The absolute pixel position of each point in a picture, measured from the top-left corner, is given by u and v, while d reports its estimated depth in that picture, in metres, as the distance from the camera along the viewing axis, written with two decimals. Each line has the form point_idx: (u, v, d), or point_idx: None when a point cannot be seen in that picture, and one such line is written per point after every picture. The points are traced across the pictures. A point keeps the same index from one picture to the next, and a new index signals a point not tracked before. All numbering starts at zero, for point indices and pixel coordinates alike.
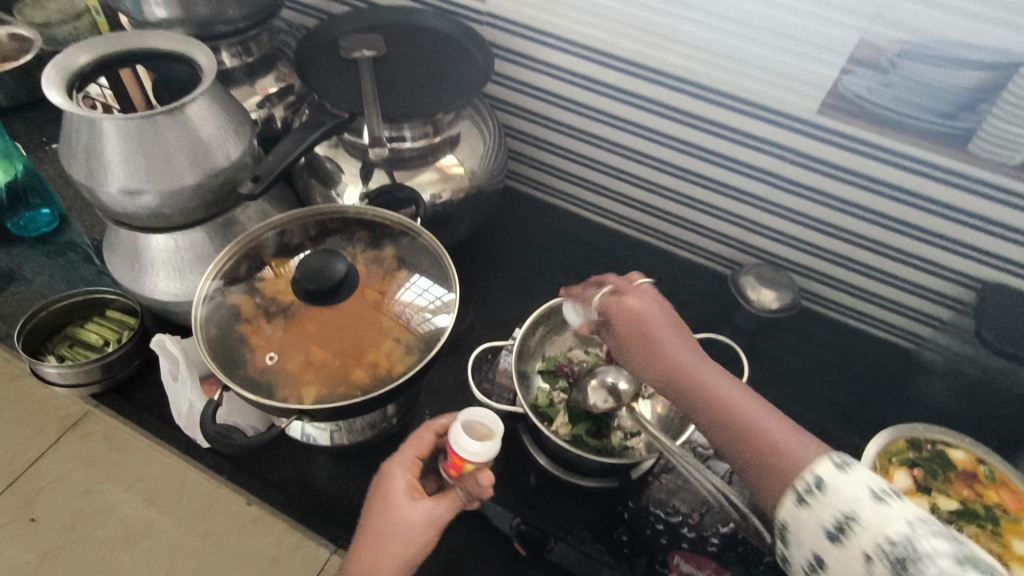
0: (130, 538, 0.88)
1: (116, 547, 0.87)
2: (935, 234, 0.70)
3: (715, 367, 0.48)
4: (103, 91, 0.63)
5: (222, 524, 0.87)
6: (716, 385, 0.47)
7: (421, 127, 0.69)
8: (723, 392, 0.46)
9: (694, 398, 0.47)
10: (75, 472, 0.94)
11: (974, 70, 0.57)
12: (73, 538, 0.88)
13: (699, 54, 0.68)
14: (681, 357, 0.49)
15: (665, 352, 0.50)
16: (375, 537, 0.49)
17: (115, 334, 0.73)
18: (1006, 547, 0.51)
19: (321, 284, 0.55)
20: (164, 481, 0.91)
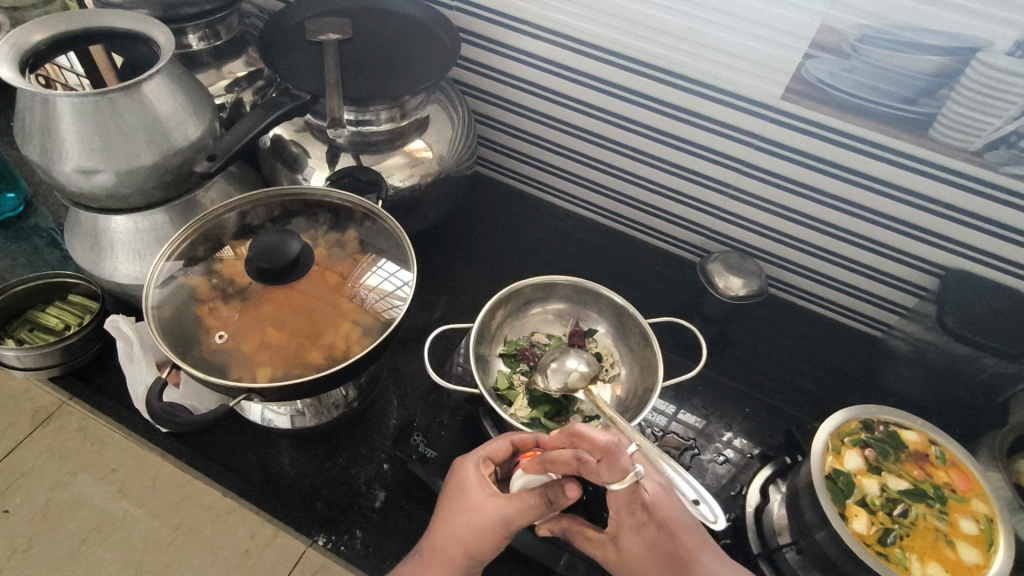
0: (102, 531, 0.86)
1: (88, 539, 0.85)
2: (900, 220, 0.70)
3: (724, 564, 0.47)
4: (80, 81, 0.65)
5: (196, 516, 0.86)
6: None
7: (387, 110, 0.68)
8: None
9: None
10: (48, 462, 0.92)
11: (933, 55, 0.57)
12: (45, 528, 0.87)
13: (666, 40, 0.68)
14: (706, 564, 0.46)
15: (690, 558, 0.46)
16: (457, 509, 0.51)
17: (76, 318, 0.72)
18: (953, 526, 0.51)
19: (273, 263, 0.55)
20: (139, 472, 0.90)
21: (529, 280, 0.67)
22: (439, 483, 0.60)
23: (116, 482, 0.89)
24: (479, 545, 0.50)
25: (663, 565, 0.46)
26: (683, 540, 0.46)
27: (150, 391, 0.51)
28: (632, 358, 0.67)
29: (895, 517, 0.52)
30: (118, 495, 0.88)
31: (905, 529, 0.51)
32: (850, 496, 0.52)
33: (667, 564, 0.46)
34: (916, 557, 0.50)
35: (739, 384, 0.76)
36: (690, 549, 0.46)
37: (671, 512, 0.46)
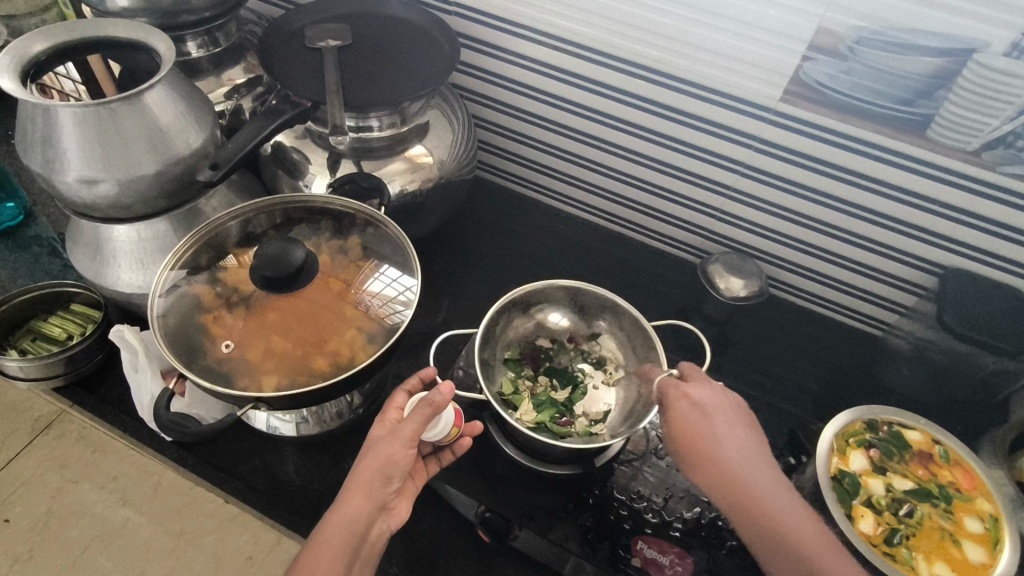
0: (103, 539, 0.85)
1: (89, 547, 0.85)
2: (898, 220, 0.71)
3: (752, 454, 0.50)
4: (75, 86, 0.65)
5: (197, 523, 0.86)
6: (760, 487, 0.48)
7: (388, 116, 0.69)
8: (749, 477, 0.48)
9: (721, 484, 0.48)
10: (47, 469, 0.91)
11: (930, 57, 0.57)
12: (46, 539, 0.86)
13: (663, 43, 0.68)
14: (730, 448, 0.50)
15: (715, 438, 0.50)
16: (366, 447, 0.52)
17: (79, 328, 0.72)
18: (958, 524, 0.52)
19: (280, 272, 0.54)
20: (140, 480, 0.89)
21: (537, 284, 0.67)
22: (446, 489, 0.60)
23: (114, 490, 0.89)
24: (386, 465, 0.50)
25: (695, 447, 0.50)
26: (705, 427, 0.51)
27: (158, 403, 0.51)
28: (636, 362, 0.66)
29: (901, 517, 0.52)
30: (116, 504, 0.88)
31: (911, 529, 0.51)
32: (856, 497, 0.53)
33: (694, 450, 0.51)
34: (923, 556, 0.50)
35: (741, 386, 0.77)
36: (713, 433, 0.51)
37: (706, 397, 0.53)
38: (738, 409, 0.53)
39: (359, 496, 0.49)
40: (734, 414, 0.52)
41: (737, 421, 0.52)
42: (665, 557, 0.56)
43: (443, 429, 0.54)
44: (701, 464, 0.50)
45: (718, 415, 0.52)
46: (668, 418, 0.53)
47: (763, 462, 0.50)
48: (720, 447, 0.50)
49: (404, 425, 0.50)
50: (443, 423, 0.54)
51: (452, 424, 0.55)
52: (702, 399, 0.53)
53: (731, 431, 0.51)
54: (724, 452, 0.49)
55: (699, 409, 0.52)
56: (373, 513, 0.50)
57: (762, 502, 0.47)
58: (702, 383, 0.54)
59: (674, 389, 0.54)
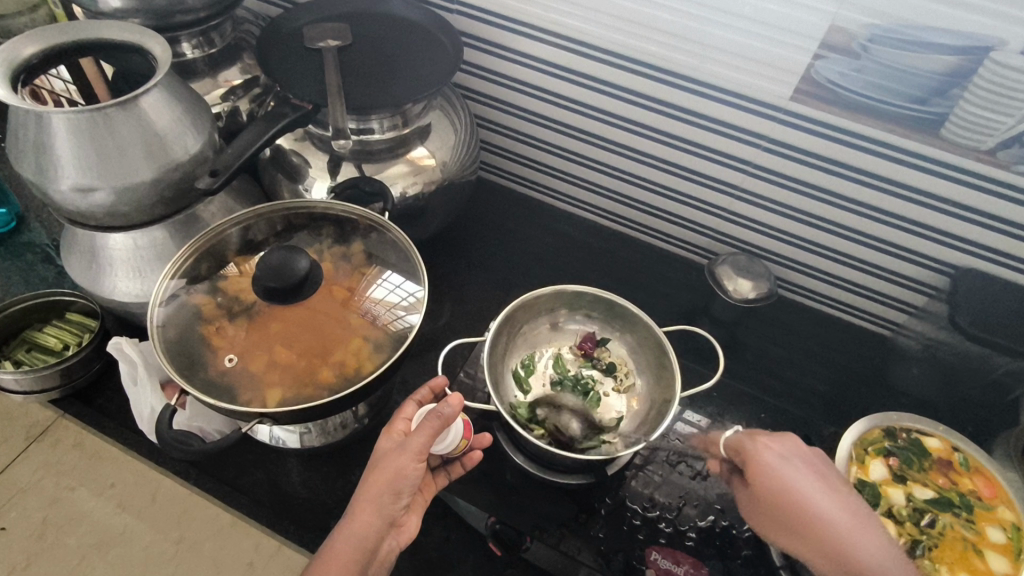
0: (99, 547, 0.76)
1: (84, 558, 0.76)
2: (910, 220, 0.70)
3: (854, 519, 0.48)
4: (66, 86, 0.62)
5: (198, 527, 0.78)
6: (872, 557, 0.45)
7: (389, 118, 0.67)
8: (859, 544, 0.46)
9: (826, 553, 0.47)
10: (38, 470, 0.83)
11: (945, 55, 0.56)
12: (37, 548, 0.77)
13: (671, 41, 0.66)
14: (831, 514, 0.48)
15: (812, 505, 0.48)
16: (374, 462, 0.51)
17: (75, 337, 0.70)
18: (980, 535, 0.51)
19: (283, 283, 0.53)
20: (137, 483, 0.80)
21: (547, 289, 0.66)
22: (456, 500, 0.59)
23: (112, 492, 0.80)
24: (394, 479, 0.49)
25: (790, 517, 0.49)
26: (793, 493, 0.49)
27: (159, 419, 0.50)
28: (646, 368, 0.66)
29: (922, 528, 0.52)
30: (113, 508, 0.79)
31: (933, 539, 0.51)
32: (876, 506, 0.53)
33: (790, 521, 0.49)
34: (946, 567, 0.50)
35: (750, 389, 0.76)
36: (804, 500, 0.49)
37: (784, 458, 0.52)
38: (822, 464, 0.52)
39: (368, 511, 0.48)
40: (820, 468, 0.52)
41: (826, 475, 0.51)
42: (680, 568, 0.55)
43: (452, 443, 0.53)
44: (800, 536, 0.48)
45: (806, 478, 0.50)
46: (751, 473, 0.52)
47: (868, 523, 0.48)
48: (816, 501, 0.49)
49: (410, 440, 0.49)
50: (452, 436, 0.53)
51: (461, 436, 0.54)
52: (784, 453, 0.52)
53: (821, 484, 0.50)
54: (820, 505, 0.49)
55: (787, 462, 0.51)
56: (382, 528, 0.49)
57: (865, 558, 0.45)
58: (777, 435, 0.53)
59: (750, 441, 0.53)
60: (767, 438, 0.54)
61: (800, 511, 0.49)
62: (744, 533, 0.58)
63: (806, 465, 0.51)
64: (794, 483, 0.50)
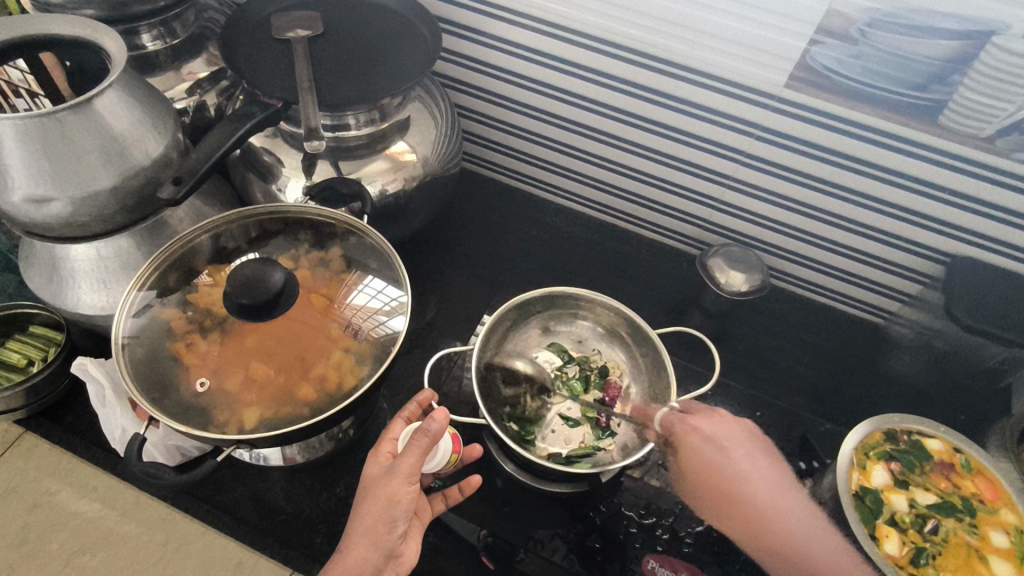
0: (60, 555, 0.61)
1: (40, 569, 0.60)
2: (906, 210, 0.68)
3: (776, 491, 0.52)
4: (23, 75, 0.58)
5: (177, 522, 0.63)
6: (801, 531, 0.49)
7: (366, 112, 0.63)
8: (788, 523, 0.49)
9: (735, 519, 0.51)
10: (22, 471, 0.65)
11: (945, 39, 0.53)
12: (19, 560, 0.60)
13: (658, 26, 0.64)
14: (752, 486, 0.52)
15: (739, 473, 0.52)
16: (364, 488, 0.49)
17: (40, 352, 0.67)
18: (984, 539, 0.54)
19: (256, 299, 0.49)
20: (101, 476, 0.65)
21: (533, 294, 0.65)
22: (446, 514, 0.58)
23: (123, 496, 0.64)
24: (386, 506, 0.47)
25: (703, 477, 0.53)
26: (717, 467, 0.53)
27: (128, 450, 0.47)
28: (642, 372, 0.65)
29: (926, 535, 0.54)
30: (118, 515, 0.63)
31: (936, 546, 0.53)
32: (880, 516, 0.55)
33: (705, 484, 0.53)
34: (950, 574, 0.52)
35: (742, 383, 0.75)
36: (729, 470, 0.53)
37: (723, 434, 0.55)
38: (753, 442, 0.56)
39: (362, 542, 0.47)
40: (748, 444, 0.55)
41: (755, 454, 0.55)
42: None
43: (442, 458, 0.52)
44: (707, 492, 0.53)
45: (733, 446, 0.54)
46: (680, 454, 0.55)
47: (790, 495, 0.52)
48: (748, 479, 0.52)
49: (399, 462, 0.47)
50: (441, 453, 0.52)
51: (451, 452, 0.53)
52: (712, 432, 0.55)
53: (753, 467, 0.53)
54: (747, 478, 0.52)
55: (714, 444, 0.54)
56: (380, 560, 0.47)
57: (789, 535, 0.49)
58: (708, 417, 0.56)
59: (681, 423, 0.56)
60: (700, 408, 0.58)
61: (715, 479, 0.53)
62: None
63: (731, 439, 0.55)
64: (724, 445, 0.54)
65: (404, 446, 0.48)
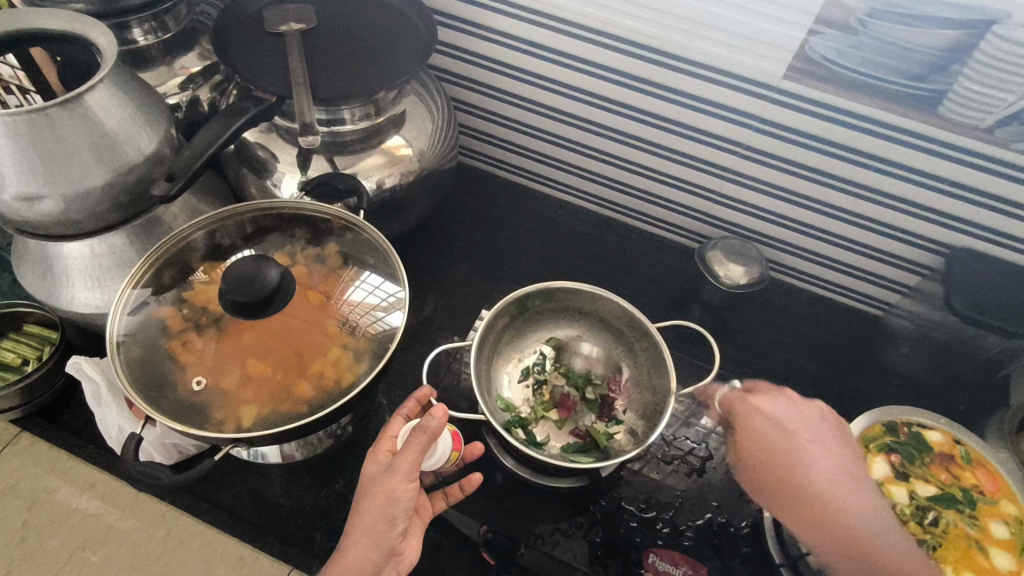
0: (57, 556, 0.61)
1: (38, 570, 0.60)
2: (905, 200, 0.67)
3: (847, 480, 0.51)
4: (15, 71, 0.59)
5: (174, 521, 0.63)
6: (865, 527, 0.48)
7: (361, 107, 0.63)
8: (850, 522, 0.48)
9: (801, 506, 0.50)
10: (20, 470, 0.65)
11: (945, 29, 0.53)
12: (19, 558, 0.60)
13: (655, 17, 0.63)
14: (821, 484, 0.50)
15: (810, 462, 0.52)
16: (363, 486, 0.49)
17: (35, 352, 0.67)
18: (984, 531, 0.54)
19: (252, 296, 0.48)
20: (95, 477, 0.65)
21: (532, 288, 0.65)
22: (446, 509, 0.57)
23: (123, 493, 0.64)
24: (386, 504, 0.46)
25: (771, 465, 0.53)
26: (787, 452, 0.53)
27: (125, 450, 0.47)
28: (641, 366, 0.65)
29: (927, 526, 0.54)
30: (118, 512, 0.63)
31: (938, 538, 0.53)
32: None
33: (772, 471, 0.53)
34: (951, 566, 0.52)
35: (742, 376, 0.75)
36: (796, 453, 0.52)
37: (790, 418, 0.56)
38: (824, 429, 0.55)
39: (362, 540, 0.46)
40: (814, 427, 0.55)
41: (825, 439, 0.54)
42: (679, 569, 0.54)
43: (442, 456, 0.52)
44: (776, 484, 0.52)
45: (808, 438, 0.54)
46: (737, 432, 0.58)
47: (854, 481, 0.52)
48: (808, 465, 0.51)
49: (398, 460, 0.47)
50: (441, 451, 0.52)
51: (450, 449, 0.53)
52: (775, 414, 0.57)
53: (817, 448, 0.53)
54: (807, 458, 0.52)
55: (773, 420, 0.56)
56: (381, 558, 0.47)
57: (851, 527, 0.48)
58: (772, 398, 0.58)
59: (742, 403, 0.60)
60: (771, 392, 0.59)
61: (786, 469, 0.52)
62: (742, 530, 0.57)
63: (807, 421, 0.56)
64: (790, 429, 0.55)
65: (402, 444, 0.48)
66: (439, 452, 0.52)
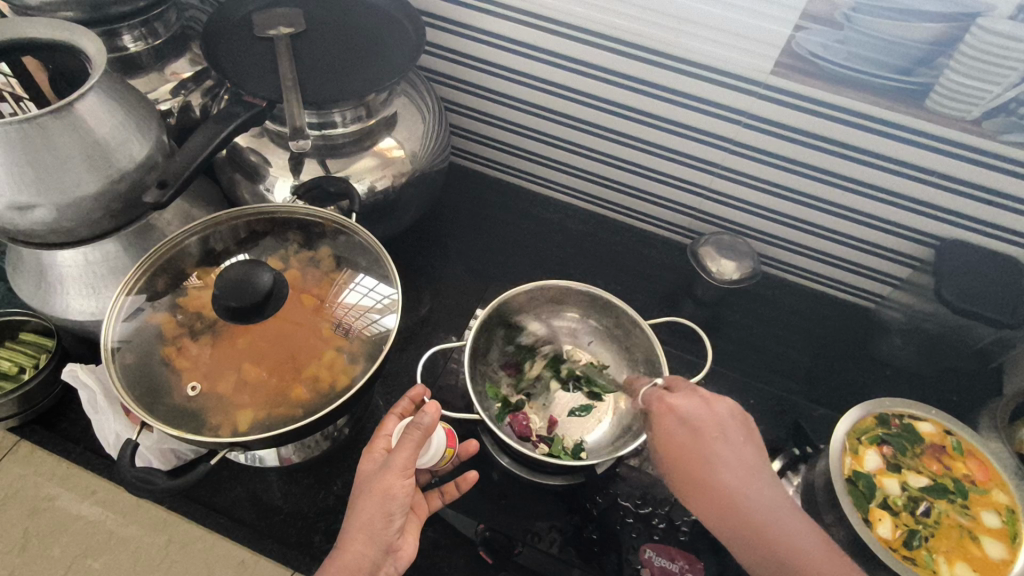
0: (57, 563, 0.61)
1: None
2: (894, 193, 0.68)
3: (750, 472, 0.47)
4: (8, 79, 0.59)
5: (174, 526, 0.63)
6: (762, 505, 0.46)
7: (352, 110, 0.63)
8: (751, 507, 0.46)
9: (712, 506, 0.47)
10: (20, 478, 0.65)
11: (929, 22, 0.53)
12: (22, 563, 0.60)
13: (644, 15, 0.63)
14: (726, 478, 0.47)
15: (711, 459, 0.48)
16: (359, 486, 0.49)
17: (31, 360, 0.67)
18: (976, 521, 0.54)
19: (246, 300, 0.49)
20: (95, 483, 0.65)
21: (526, 288, 0.66)
22: (444, 510, 0.58)
23: (123, 499, 0.64)
24: (382, 502, 0.47)
25: (675, 457, 0.49)
26: (688, 449, 0.49)
27: (121, 457, 0.47)
28: (636, 365, 0.65)
29: (919, 517, 0.54)
30: (119, 517, 0.63)
31: (929, 529, 0.54)
32: (873, 500, 0.55)
33: (675, 463, 0.49)
34: (943, 557, 0.53)
35: (735, 370, 0.75)
36: (698, 452, 0.48)
37: (705, 414, 0.50)
38: (732, 422, 0.50)
39: (359, 539, 0.47)
40: (725, 425, 0.49)
41: (732, 436, 0.49)
42: (675, 564, 0.55)
43: (435, 453, 0.52)
44: (693, 492, 0.48)
45: (709, 429, 0.49)
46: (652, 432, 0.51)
47: (759, 468, 0.48)
48: (716, 463, 0.47)
49: (391, 457, 0.47)
50: (435, 447, 0.52)
51: (444, 446, 0.53)
52: (686, 410, 0.50)
53: (720, 445, 0.48)
54: (714, 461, 0.47)
55: (685, 420, 0.50)
56: (378, 556, 0.47)
57: (763, 516, 0.45)
58: (688, 393, 0.52)
59: (659, 401, 0.52)
60: (686, 384, 0.53)
61: (688, 464, 0.48)
62: None
63: (722, 420, 0.50)
64: (696, 426, 0.49)
65: (397, 442, 0.49)
66: (432, 448, 0.52)
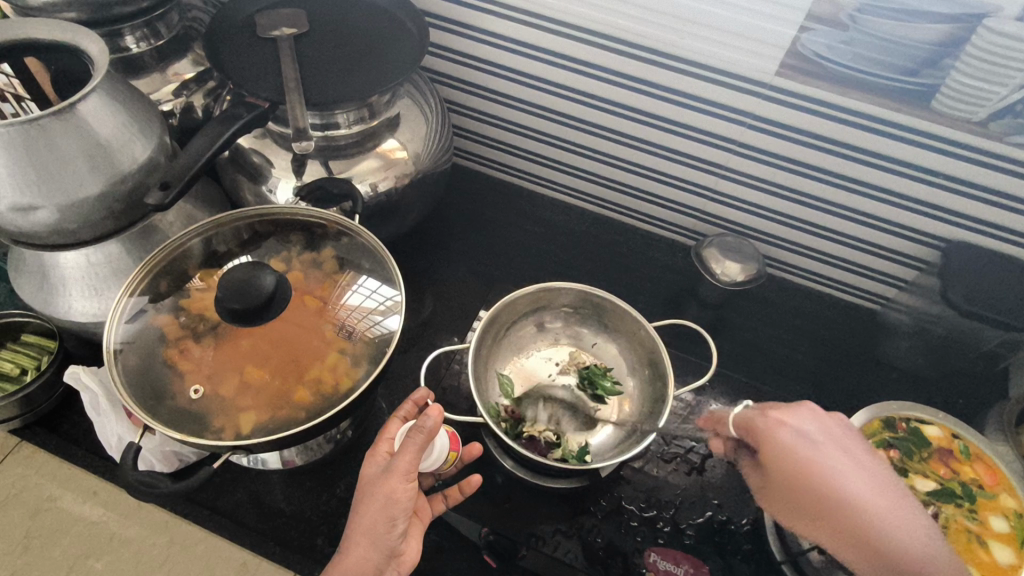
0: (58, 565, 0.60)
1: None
2: (900, 194, 0.67)
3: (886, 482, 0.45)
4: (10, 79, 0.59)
5: (176, 529, 0.63)
6: (912, 544, 0.41)
7: (355, 111, 0.63)
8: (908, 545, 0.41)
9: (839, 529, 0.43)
10: (22, 480, 0.65)
11: (935, 23, 0.53)
12: (24, 565, 0.60)
13: (648, 16, 0.63)
14: (863, 499, 0.43)
15: (837, 477, 0.44)
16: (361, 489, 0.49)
17: (33, 361, 0.67)
18: (984, 525, 0.54)
19: (248, 302, 0.48)
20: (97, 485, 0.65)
21: (529, 290, 0.65)
22: (447, 513, 0.58)
23: (125, 500, 0.64)
24: (385, 506, 0.46)
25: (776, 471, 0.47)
26: (811, 470, 0.45)
27: (123, 460, 0.47)
28: (640, 368, 0.65)
29: None
30: (121, 519, 0.63)
31: None
32: None
33: (790, 482, 0.46)
34: None
35: (739, 372, 0.75)
36: (827, 470, 0.44)
37: (811, 424, 0.48)
38: (844, 433, 0.48)
39: (362, 543, 0.46)
40: (842, 437, 0.48)
41: (852, 448, 0.47)
42: (680, 569, 0.54)
43: (438, 457, 0.52)
44: (812, 512, 0.45)
45: (828, 441, 0.47)
46: (762, 451, 0.48)
47: (901, 499, 0.44)
48: (846, 478, 0.44)
49: (394, 461, 0.47)
50: (437, 452, 0.52)
51: (447, 449, 0.53)
52: (800, 425, 0.48)
53: (853, 464, 0.45)
54: (849, 486, 0.44)
55: (802, 435, 0.47)
56: (381, 560, 0.47)
57: (904, 546, 0.41)
58: (795, 409, 0.49)
59: (761, 418, 0.50)
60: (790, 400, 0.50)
61: (808, 478, 0.45)
62: (743, 527, 0.57)
63: (836, 433, 0.48)
64: (821, 445, 0.46)
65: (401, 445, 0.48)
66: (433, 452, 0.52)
